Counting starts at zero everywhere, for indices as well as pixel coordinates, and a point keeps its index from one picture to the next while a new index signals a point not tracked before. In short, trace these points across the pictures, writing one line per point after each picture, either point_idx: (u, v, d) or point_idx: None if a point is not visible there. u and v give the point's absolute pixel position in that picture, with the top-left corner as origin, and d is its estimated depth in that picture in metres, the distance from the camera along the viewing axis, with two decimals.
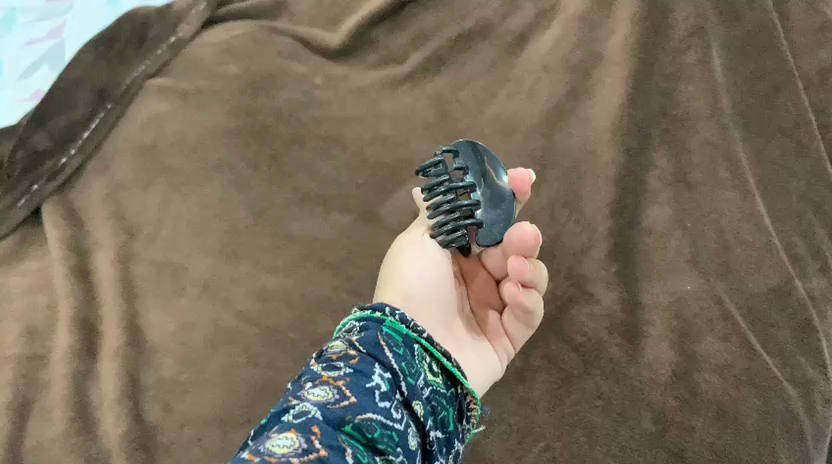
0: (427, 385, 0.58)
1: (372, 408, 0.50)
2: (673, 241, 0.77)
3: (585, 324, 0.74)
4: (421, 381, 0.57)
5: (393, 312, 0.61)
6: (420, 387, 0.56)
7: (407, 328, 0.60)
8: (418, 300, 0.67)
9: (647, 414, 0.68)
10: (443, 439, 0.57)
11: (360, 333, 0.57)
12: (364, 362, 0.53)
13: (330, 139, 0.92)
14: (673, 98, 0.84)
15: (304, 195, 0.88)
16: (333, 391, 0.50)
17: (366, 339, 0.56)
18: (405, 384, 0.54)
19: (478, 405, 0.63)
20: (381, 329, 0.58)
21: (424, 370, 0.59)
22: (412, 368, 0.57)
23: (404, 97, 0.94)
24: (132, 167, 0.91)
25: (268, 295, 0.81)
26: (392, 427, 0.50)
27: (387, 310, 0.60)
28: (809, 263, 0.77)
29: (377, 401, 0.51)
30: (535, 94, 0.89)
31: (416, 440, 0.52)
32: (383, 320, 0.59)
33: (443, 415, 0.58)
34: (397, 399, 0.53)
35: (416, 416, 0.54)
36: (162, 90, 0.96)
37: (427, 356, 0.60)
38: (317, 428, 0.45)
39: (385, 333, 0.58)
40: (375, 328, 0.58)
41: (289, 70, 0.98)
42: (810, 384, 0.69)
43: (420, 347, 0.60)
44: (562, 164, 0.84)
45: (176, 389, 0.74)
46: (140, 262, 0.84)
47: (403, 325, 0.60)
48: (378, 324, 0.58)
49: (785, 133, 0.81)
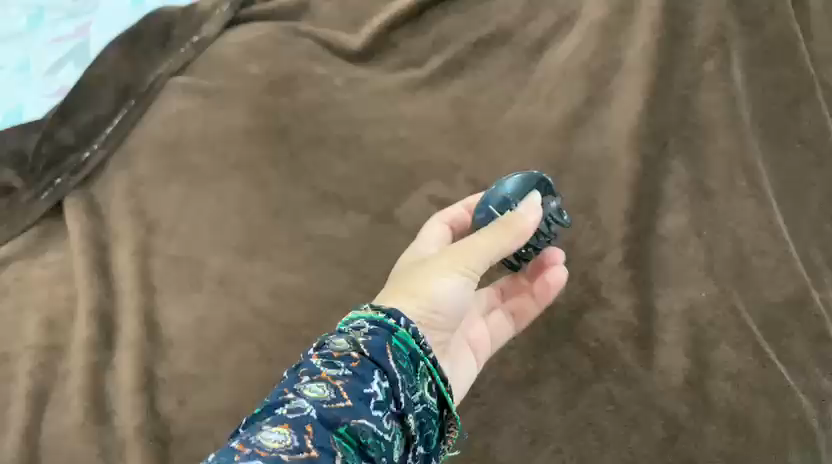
0: (421, 402, 0.55)
1: (366, 415, 0.49)
2: (688, 249, 0.77)
3: (597, 329, 0.74)
4: (416, 396, 0.54)
5: (407, 323, 0.57)
6: (414, 402, 0.54)
7: (416, 344, 0.56)
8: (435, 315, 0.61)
9: (658, 420, 0.68)
10: (423, 455, 0.55)
11: (368, 336, 0.54)
12: (364, 367, 0.51)
13: (349, 140, 0.93)
14: (692, 105, 0.84)
15: (322, 194, 0.89)
16: (329, 390, 0.49)
17: (373, 343, 0.53)
18: (402, 395, 0.52)
19: (459, 428, 0.58)
20: (391, 339, 0.54)
21: (424, 388, 0.55)
22: (412, 381, 0.54)
23: (423, 100, 0.94)
24: (153, 163, 0.92)
25: (284, 292, 0.81)
26: (382, 437, 0.49)
27: (402, 320, 0.56)
28: (826, 274, 0.77)
29: (371, 410, 0.49)
30: (553, 100, 0.89)
31: (400, 453, 0.52)
32: (395, 330, 0.55)
33: (428, 433, 0.56)
34: (390, 409, 0.51)
35: (406, 428, 0.52)
36: (185, 88, 0.98)
37: (429, 376, 0.56)
38: (311, 427, 0.45)
39: (393, 343, 0.54)
40: (384, 335, 0.54)
41: (310, 71, 0.99)
42: (825, 395, 0.69)
43: (424, 365, 0.56)
44: (578, 170, 0.84)
45: (190, 382, 0.76)
46: (158, 256, 0.85)
47: (413, 339, 0.56)
48: (389, 333, 0.54)
49: (805, 143, 0.82)
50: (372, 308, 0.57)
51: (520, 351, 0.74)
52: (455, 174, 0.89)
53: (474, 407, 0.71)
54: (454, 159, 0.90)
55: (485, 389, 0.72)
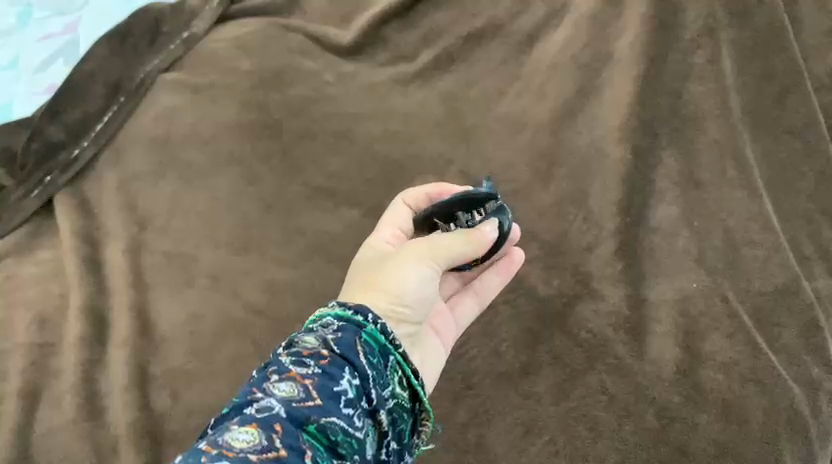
0: (394, 398, 0.55)
1: (336, 413, 0.48)
2: (680, 240, 0.78)
3: (589, 320, 0.74)
4: (388, 393, 0.54)
5: (376, 320, 0.57)
6: (386, 399, 0.54)
7: (386, 340, 0.57)
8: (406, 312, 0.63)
9: (651, 409, 0.68)
10: (396, 452, 0.55)
11: (338, 334, 0.54)
12: (334, 365, 0.51)
13: (341, 134, 0.93)
14: (682, 97, 0.84)
15: (314, 189, 0.89)
16: (299, 389, 0.49)
17: (343, 340, 0.53)
18: (373, 392, 0.52)
19: (432, 421, 0.58)
20: (360, 336, 0.55)
21: (395, 383, 0.56)
22: (382, 378, 0.54)
23: (414, 94, 0.95)
24: (145, 159, 0.92)
25: (278, 287, 0.81)
26: (352, 435, 0.49)
27: (371, 316, 0.57)
28: (817, 264, 0.77)
29: (342, 407, 0.49)
30: (544, 93, 0.89)
31: (372, 450, 0.51)
32: (365, 327, 0.56)
33: (401, 428, 0.55)
34: (362, 407, 0.51)
35: (378, 425, 0.53)
36: (175, 84, 0.97)
37: (400, 372, 0.57)
38: (279, 426, 0.45)
39: (363, 340, 0.55)
40: (352, 332, 0.55)
41: (301, 67, 0.99)
42: (815, 384, 0.70)
43: (394, 361, 0.57)
44: (570, 162, 0.84)
45: (184, 378, 0.75)
46: (150, 253, 0.85)
47: (383, 336, 0.57)
48: (358, 331, 0.55)
49: (794, 134, 0.82)
50: (341, 305, 0.58)
51: (512, 342, 0.74)
52: (447, 167, 0.89)
53: (467, 400, 0.71)
54: (446, 152, 0.90)
55: (479, 380, 0.72)
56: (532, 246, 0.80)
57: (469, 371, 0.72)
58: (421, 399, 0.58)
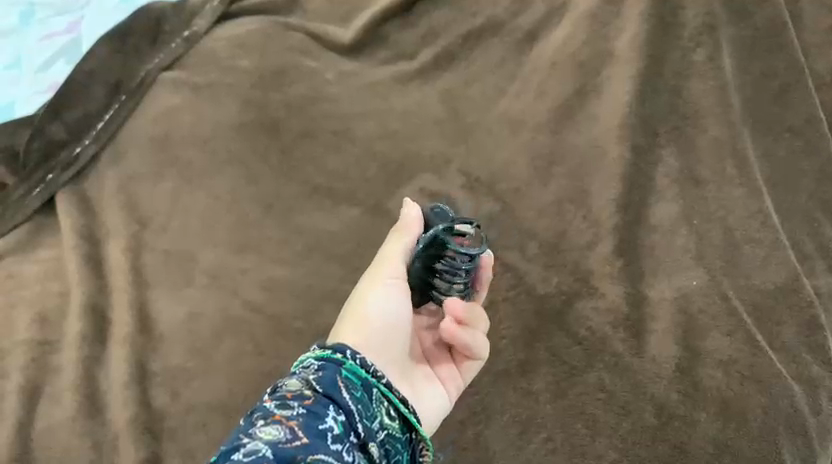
0: (382, 429, 0.54)
1: (324, 449, 0.47)
2: (679, 238, 0.78)
3: (589, 317, 0.74)
4: (376, 425, 0.54)
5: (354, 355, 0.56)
6: (375, 431, 0.53)
7: (366, 373, 0.56)
8: (381, 340, 0.61)
9: (649, 408, 0.68)
10: None
11: (317, 372, 0.53)
12: (318, 403, 0.50)
13: (340, 133, 0.93)
14: (681, 95, 0.84)
15: (314, 188, 0.89)
16: (284, 430, 0.47)
17: (325, 378, 0.53)
18: (361, 426, 0.52)
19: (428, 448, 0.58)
20: (340, 372, 0.54)
21: (381, 415, 0.55)
22: (369, 410, 0.54)
23: (414, 93, 0.95)
24: (146, 158, 0.92)
25: (277, 286, 0.81)
26: None
27: (349, 352, 0.56)
28: (818, 261, 0.77)
29: (330, 443, 0.48)
30: (544, 91, 0.89)
31: None
32: (343, 362, 0.54)
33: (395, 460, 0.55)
34: (351, 441, 0.50)
35: (370, 459, 0.52)
36: (176, 84, 0.98)
37: (385, 402, 0.56)
38: None
39: (344, 376, 0.54)
40: (333, 369, 0.54)
41: (301, 66, 0.99)
42: (816, 382, 0.69)
43: (378, 392, 0.55)
44: (569, 161, 0.84)
45: (183, 376, 0.74)
46: (150, 251, 0.85)
47: (362, 369, 0.55)
48: (337, 366, 0.54)
49: (795, 132, 0.82)
50: (320, 347, 0.56)
51: (511, 341, 0.73)
52: (446, 165, 0.89)
53: (465, 398, 0.70)
54: (446, 150, 0.90)
55: (476, 379, 0.71)
56: (532, 245, 0.80)
57: None
58: (413, 427, 0.58)
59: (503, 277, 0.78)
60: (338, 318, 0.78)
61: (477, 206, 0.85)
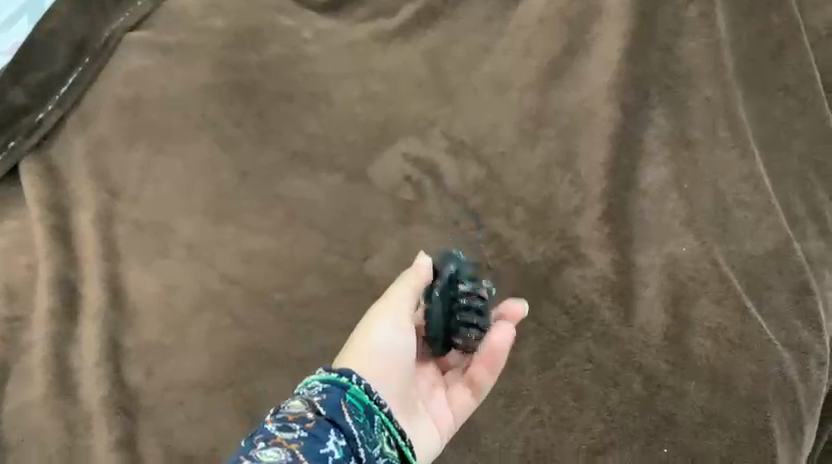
0: (383, 457, 0.54)
1: None
2: (669, 202, 0.76)
3: (577, 285, 0.72)
4: (377, 453, 0.54)
5: (359, 379, 0.57)
6: (376, 459, 0.54)
7: (370, 399, 0.56)
8: (385, 368, 0.60)
9: (638, 378, 0.66)
10: None
11: (322, 395, 0.54)
12: (320, 427, 0.51)
13: (319, 96, 0.89)
14: (673, 53, 0.80)
15: (292, 153, 0.86)
16: (285, 453, 0.48)
17: (329, 401, 0.53)
18: (362, 452, 0.52)
19: None
20: (344, 396, 0.55)
21: (383, 442, 0.55)
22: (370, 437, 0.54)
23: (396, 53, 0.90)
24: (114, 124, 0.88)
25: (255, 257, 0.78)
26: None
27: (354, 376, 0.56)
28: (809, 225, 0.76)
29: None
30: (531, 49, 0.85)
31: None
32: (347, 386, 0.55)
33: None
34: None
35: None
36: (144, 44, 0.92)
37: (386, 430, 0.56)
38: None
39: (347, 400, 0.54)
40: (338, 393, 0.54)
41: (276, 24, 0.94)
42: (805, 348, 0.68)
43: (380, 420, 0.56)
44: (557, 123, 0.81)
45: (158, 352, 0.72)
46: (123, 222, 0.81)
47: (367, 394, 0.56)
48: (342, 390, 0.55)
49: (788, 89, 0.79)
50: (326, 369, 0.57)
51: None
52: (430, 129, 0.86)
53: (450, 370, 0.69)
54: (429, 113, 0.86)
55: None
56: (518, 211, 0.78)
57: None
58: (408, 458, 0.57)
59: (489, 247, 0.77)
60: (317, 290, 0.75)
61: (462, 171, 0.82)
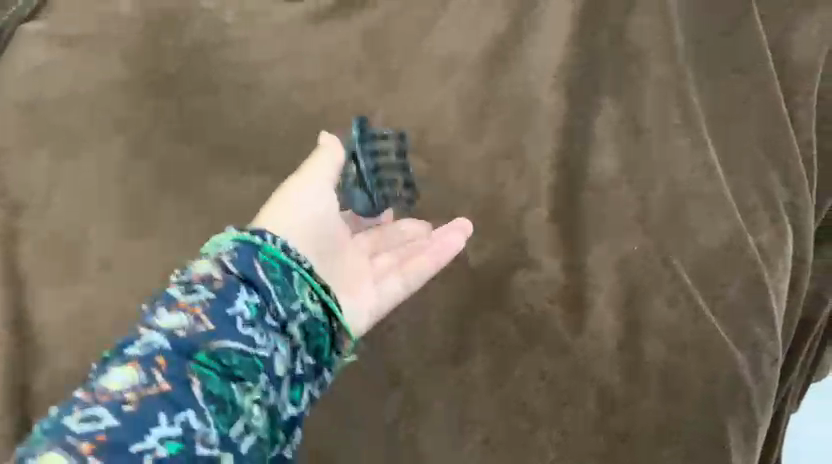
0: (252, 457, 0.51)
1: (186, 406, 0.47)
2: (620, 195, 0.72)
3: (526, 291, 0.69)
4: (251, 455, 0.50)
5: (245, 258, 0.54)
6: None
7: (259, 298, 0.53)
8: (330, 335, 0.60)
9: (592, 393, 0.65)
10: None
11: (216, 289, 0.52)
12: (175, 366, 0.48)
13: (247, 86, 0.81)
14: (624, 32, 0.76)
15: (218, 153, 0.79)
16: (138, 376, 0.47)
17: (216, 305, 0.51)
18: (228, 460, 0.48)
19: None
20: (243, 265, 0.54)
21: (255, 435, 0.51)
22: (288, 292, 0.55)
23: (328, 33, 0.82)
24: (14, 128, 0.78)
25: (180, 275, 0.72)
26: None
27: (252, 246, 0.55)
28: (762, 214, 0.74)
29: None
30: (476, 30, 0.79)
31: None
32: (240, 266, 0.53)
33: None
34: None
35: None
36: (43, 35, 0.83)
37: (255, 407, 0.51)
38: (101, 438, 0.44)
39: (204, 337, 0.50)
40: (214, 305, 0.51)
41: (196, 4, 0.84)
42: (757, 345, 0.67)
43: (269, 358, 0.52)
44: (503, 111, 0.76)
45: (78, 386, 0.68)
46: (31, 239, 0.73)
47: (259, 297, 0.53)
48: (237, 271, 0.53)
49: (740, 72, 0.76)
50: (241, 230, 0.57)
51: (443, 323, 0.68)
52: (368, 119, 0.79)
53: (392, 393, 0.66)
54: (367, 102, 0.80)
55: (406, 371, 0.67)
56: (464, 208, 0.74)
57: (397, 359, 0.67)
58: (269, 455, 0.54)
59: None
60: None
61: None
